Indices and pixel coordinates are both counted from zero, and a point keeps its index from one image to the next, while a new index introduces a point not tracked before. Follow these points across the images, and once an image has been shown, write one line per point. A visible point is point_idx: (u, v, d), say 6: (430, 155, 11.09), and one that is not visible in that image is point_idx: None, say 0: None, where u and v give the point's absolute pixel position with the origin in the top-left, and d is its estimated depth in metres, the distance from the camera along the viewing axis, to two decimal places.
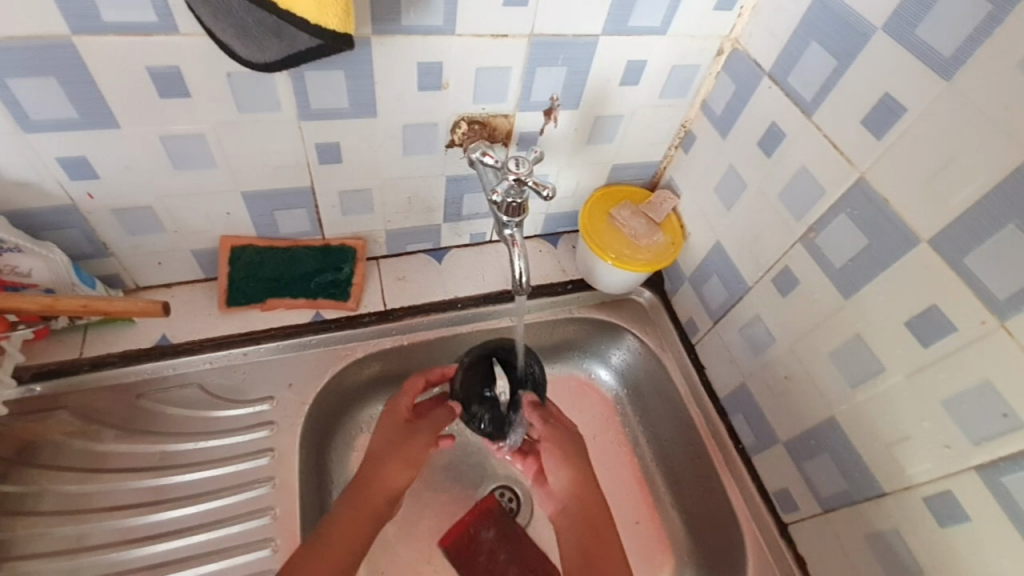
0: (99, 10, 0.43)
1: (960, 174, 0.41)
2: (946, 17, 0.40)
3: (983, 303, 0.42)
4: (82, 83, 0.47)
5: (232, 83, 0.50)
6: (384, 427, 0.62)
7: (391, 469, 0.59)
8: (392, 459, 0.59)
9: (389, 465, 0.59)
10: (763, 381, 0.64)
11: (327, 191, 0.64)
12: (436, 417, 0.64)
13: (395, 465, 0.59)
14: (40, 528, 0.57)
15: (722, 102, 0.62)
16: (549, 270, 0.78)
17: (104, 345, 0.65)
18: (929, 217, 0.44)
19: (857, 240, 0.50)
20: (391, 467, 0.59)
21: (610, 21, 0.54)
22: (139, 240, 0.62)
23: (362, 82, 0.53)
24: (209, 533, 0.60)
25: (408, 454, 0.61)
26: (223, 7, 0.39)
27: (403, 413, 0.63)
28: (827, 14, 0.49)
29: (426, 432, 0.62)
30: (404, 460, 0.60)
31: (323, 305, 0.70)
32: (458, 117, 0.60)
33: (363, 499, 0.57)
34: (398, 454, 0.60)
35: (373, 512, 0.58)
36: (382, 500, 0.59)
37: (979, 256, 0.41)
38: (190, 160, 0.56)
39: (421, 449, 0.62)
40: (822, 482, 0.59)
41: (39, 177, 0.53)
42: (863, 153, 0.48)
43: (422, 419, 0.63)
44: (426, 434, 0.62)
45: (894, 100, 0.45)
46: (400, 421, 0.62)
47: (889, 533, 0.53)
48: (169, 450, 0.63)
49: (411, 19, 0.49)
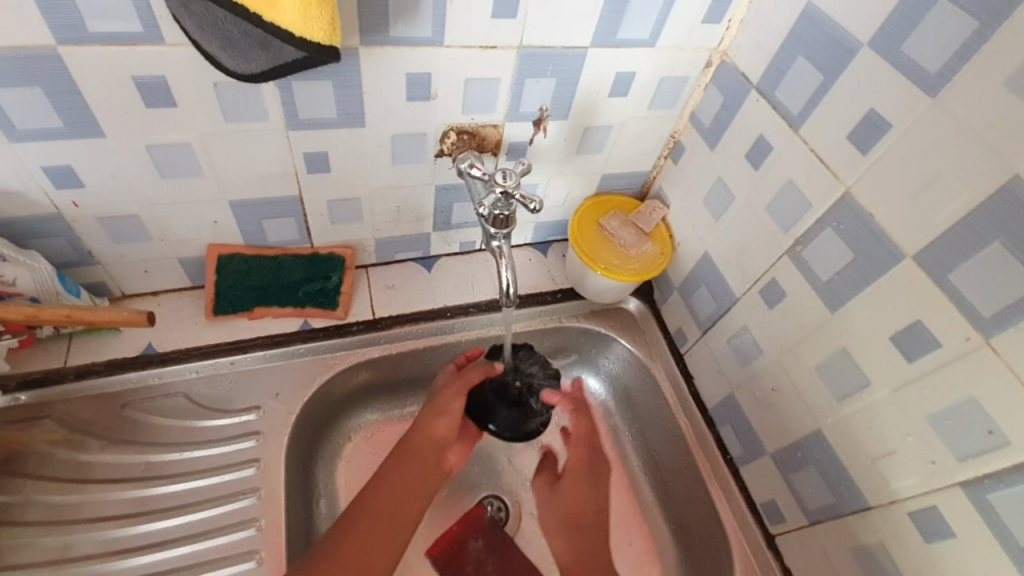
0: (84, 20, 0.43)
1: (945, 191, 0.41)
2: (931, 34, 0.40)
3: (968, 320, 0.42)
4: (68, 93, 0.47)
5: (219, 93, 0.50)
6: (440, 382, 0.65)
7: (426, 420, 0.62)
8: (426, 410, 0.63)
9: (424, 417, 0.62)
10: (751, 392, 0.64)
11: (315, 200, 0.64)
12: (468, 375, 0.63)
13: (431, 416, 0.62)
14: (23, 539, 0.56)
15: (711, 114, 0.62)
16: (539, 279, 0.78)
17: (89, 354, 0.64)
18: (914, 232, 0.44)
19: (842, 254, 0.50)
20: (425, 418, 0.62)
21: (599, 34, 0.54)
22: (126, 249, 0.62)
23: (351, 92, 0.53)
24: (195, 545, 0.59)
25: (440, 403, 0.63)
26: (208, 19, 0.39)
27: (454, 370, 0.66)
28: (813, 29, 0.49)
29: (462, 388, 0.63)
30: (443, 412, 0.62)
31: (311, 314, 0.70)
32: (448, 127, 0.60)
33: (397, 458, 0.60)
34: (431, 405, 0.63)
35: (413, 465, 0.60)
36: (426, 449, 0.61)
37: (963, 273, 0.41)
38: (177, 170, 0.56)
39: (454, 401, 0.62)
40: (809, 494, 0.59)
41: (24, 185, 0.52)
42: (849, 168, 0.48)
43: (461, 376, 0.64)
44: (455, 384, 0.63)
45: (878, 115, 0.45)
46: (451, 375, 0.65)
47: (875, 547, 0.53)
48: (155, 460, 0.63)
49: (399, 31, 0.49)
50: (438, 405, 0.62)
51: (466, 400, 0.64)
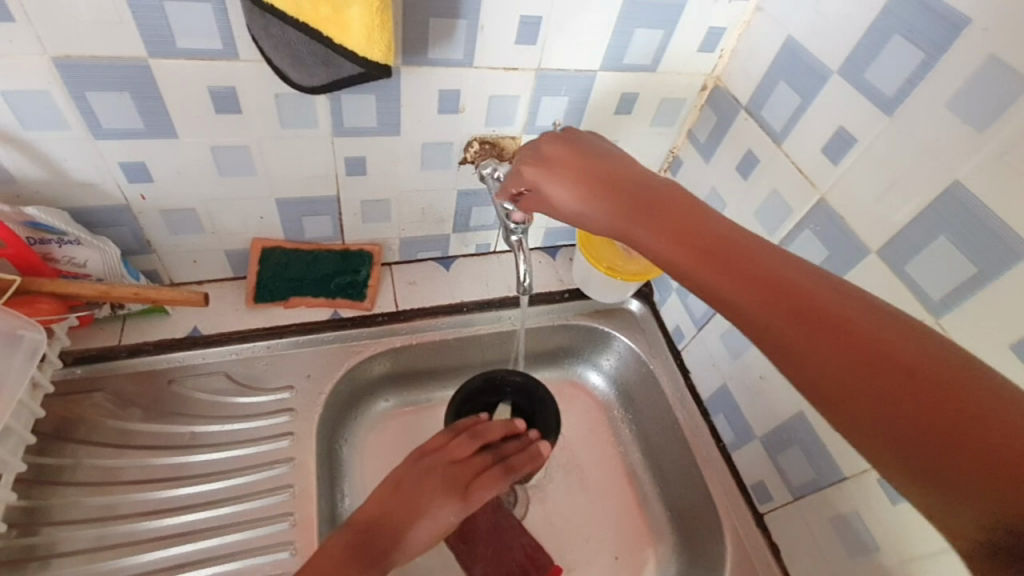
0: (175, 38, 0.51)
1: (901, 195, 0.49)
2: (888, 64, 0.48)
3: (922, 305, 0.48)
4: (151, 98, 0.54)
5: (280, 103, 0.58)
6: (460, 474, 0.59)
7: (430, 513, 0.55)
8: (434, 499, 0.56)
9: (430, 505, 0.56)
10: (742, 383, 0.71)
11: (351, 200, 0.71)
12: (476, 461, 0.61)
13: (433, 506, 0.56)
14: (74, 498, 0.62)
15: (706, 131, 0.70)
16: (548, 280, 0.85)
17: (141, 334, 0.71)
18: (876, 232, 0.51)
19: (818, 251, 0.57)
20: (430, 504, 0.56)
21: (607, 58, 0.63)
22: (181, 239, 0.69)
23: (390, 104, 0.61)
24: (234, 507, 0.64)
25: (448, 506, 0.56)
26: (284, 41, 0.46)
27: (475, 471, 0.60)
28: (793, 58, 0.57)
29: (462, 484, 0.58)
30: (428, 508, 0.55)
31: (341, 305, 0.77)
32: (471, 137, 0.68)
33: (388, 515, 0.54)
34: (443, 498, 0.56)
35: (392, 529, 0.53)
36: (404, 526, 0.54)
37: (917, 264, 0.48)
38: (234, 169, 0.63)
39: (456, 516, 0.57)
40: (793, 472, 0.65)
41: (101, 178, 0.60)
42: (823, 176, 0.56)
43: (471, 466, 0.60)
44: (461, 506, 0.57)
45: (846, 132, 0.53)
46: (470, 476, 0.59)
47: (849, 515, 0.58)
48: (197, 430, 0.68)
49: (436, 53, 0.57)
50: (425, 502, 0.56)
51: (462, 513, 0.57)
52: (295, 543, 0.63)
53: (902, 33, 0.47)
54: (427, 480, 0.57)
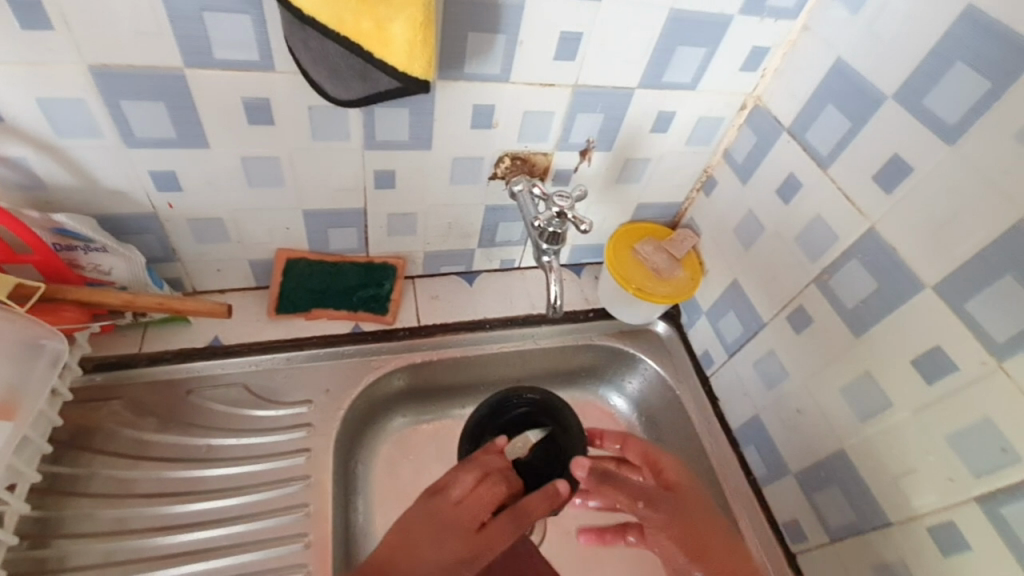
0: (212, 49, 0.50)
1: (961, 230, 0.46)
2: (951, 91, 0.46)
3: (984, 346, 0.46)
4: (185, 109, 0.54)
5: (312, 115, 0.57)
6: (462, 511, 0.57)
7: (436, 555, 0.53)
8: (436, 540, 0.54)
9: (435, 546, 0.53)
10: (776, 414, 0.68)
11: (378, 213, 0.70)
12: (483, 492, 0.59)
13: (435, 546, 0.53)
14: (86, 509, 0.60)
15: (744, 152, 0.68)
16: (573, 297, 0.83)
17: (161, 342, 0.70)
18: (932, 267, 0.49)
19: (866, 284, 0.54)
20: (434, 544, 0.53)
21: (646, 76, 0.61)
22: (206, 248, 0.68)
23: (423, 119, 0.60)
24: (247, 525, 0.63)
25: (452, 549, 0.54)
26: (321, 54, 0.45)
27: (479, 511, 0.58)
28: (842, 81, 0.55)
29: (467, 524, 0.56)
30: (441, 548, 0.54)
31: (363, 318, 0.76)
32: (503, 154, 0.66)
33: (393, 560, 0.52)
34: (446, 541, 0.54)
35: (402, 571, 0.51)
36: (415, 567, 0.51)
37: (979, 303, 0.46)
38: (264, 180, 0.62)
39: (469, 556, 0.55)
40: (831, 512, 0.62)
41: (130, 186, 0.59)
42: (873, 205, 0.53)
43: (475, 500, 0.58)
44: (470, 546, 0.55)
45: (902, 160, 0.50)
46: (474, 518, 0.57)
47: (895, 563, 0.55)
48: (212, 443, 0.67)
49: (472, 68, 0.56)
50: (429, 543, 0.54)
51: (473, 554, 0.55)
52: (309, 566, 0.61)
53: (967, 61, 0.45)
54: (431, 521, 0.55)
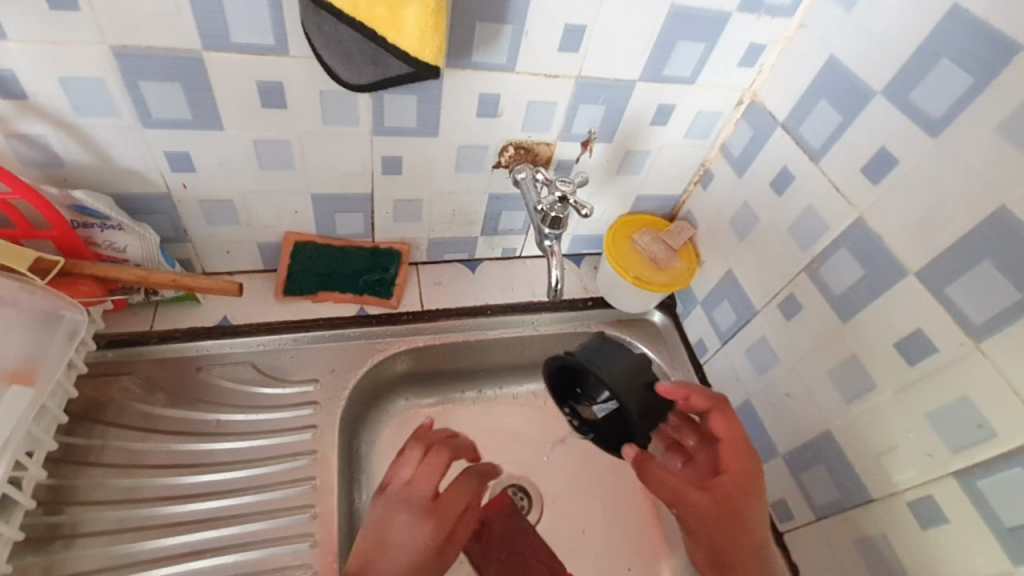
0: (229, 32, 0.52)
1: (943, 218, 0.49)
2: (937, 85, 0.48)
3: (963, 328, 0.48)
4: (201, 91, 0.55)
5: (323, 100, 0.59)
6: (419, 479, 0.58)
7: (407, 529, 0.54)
8: (403, 515, 0.55)
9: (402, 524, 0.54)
10: (766, 398, 0.71)
11: (384, 199, 0.72)
12: (430, 463, 0.59)
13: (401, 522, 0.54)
14: (98, 479, 0.62)
15: (740, 145, 0.70)
16: (573, 286, 0.86)
17: (171, 321, 0.72)
18: (916, 254, 0.51)
19: (854, 271, 0.57)
20: (402, 517, 0.54)
21: (648, 70, 0.63)
22: (215, 229, 0.70)
23: (431, 106, 0.62)
24: (255, 496, 0.65)
25: (420, 516, 0.55)
26: (335, 37, 0.47)
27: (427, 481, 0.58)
28: (834, 77, 0.57)
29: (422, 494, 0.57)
30: (408, 526, 0.54)
31: (367, 301, 0.78)
32: (507, 142, 0.68)
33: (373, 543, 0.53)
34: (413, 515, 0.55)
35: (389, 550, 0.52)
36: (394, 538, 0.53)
37: (960, 287, 0.48)
38: (275, 163, 0.64)
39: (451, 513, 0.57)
40: (817, 491, 0.64)
41: (146, 166, 0.61)
42: (861, 196, 0.56)
43: (430, 466, 0.59)
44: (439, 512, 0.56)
45: (888, 152, 0.52)
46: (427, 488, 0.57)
47: (876, 539, 0.58)
48: (220, 418, 0.69)
49: (480, 57, 0.58)
50: (395, 527, 0.54)
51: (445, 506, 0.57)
52: (314, 536, 0.64)
53: (951, 57, 0.47)
54: (389, 495, 0.57)
